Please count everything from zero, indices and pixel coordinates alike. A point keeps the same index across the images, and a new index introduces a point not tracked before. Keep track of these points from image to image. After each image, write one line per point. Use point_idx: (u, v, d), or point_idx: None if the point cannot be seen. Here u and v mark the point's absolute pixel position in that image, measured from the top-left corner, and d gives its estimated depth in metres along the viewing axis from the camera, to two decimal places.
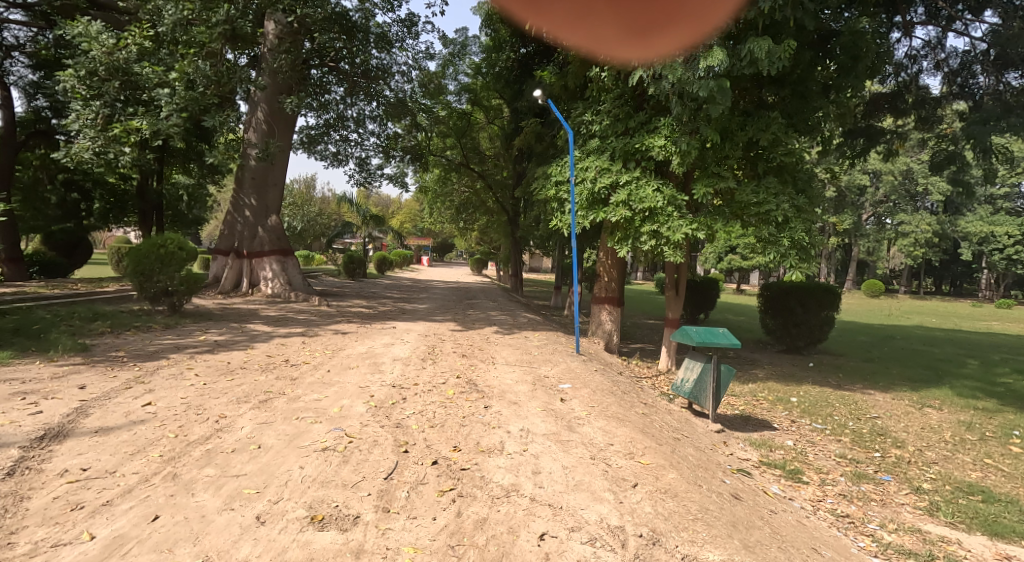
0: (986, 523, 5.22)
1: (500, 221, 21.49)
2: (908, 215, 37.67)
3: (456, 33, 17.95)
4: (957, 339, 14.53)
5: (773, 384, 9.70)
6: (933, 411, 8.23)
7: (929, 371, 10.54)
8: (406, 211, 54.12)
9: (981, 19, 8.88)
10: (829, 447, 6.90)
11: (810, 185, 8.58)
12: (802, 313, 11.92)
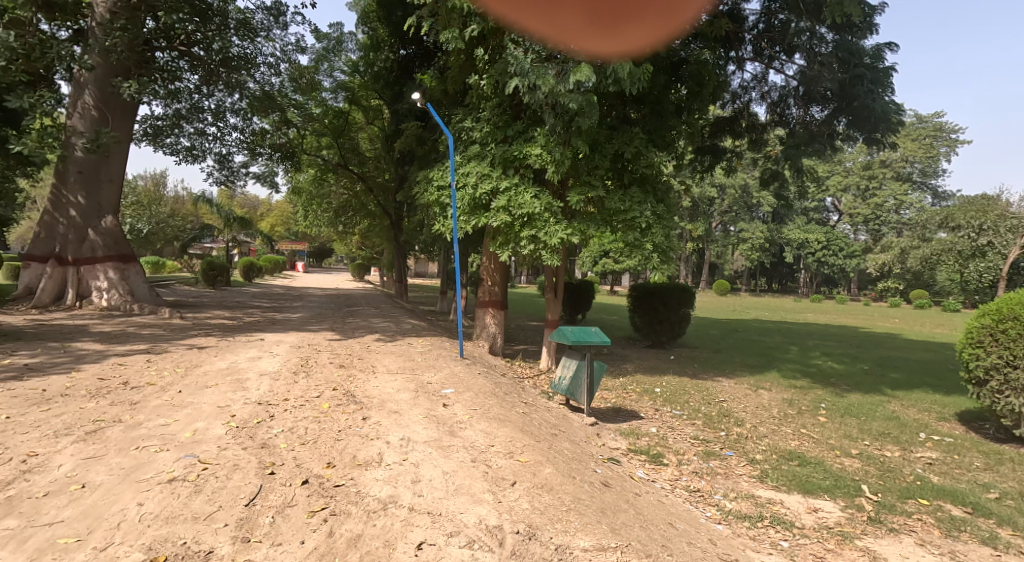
0: (801, 483, 6.03)
1: (382, 225, 21.51)
2: (747, 223, 42.41)
3: (331, 28, 17.81)
4: (784, 329, 16.85)
5: (640, 376, 10.77)
6: (766, 392, 9.57)
7: (763, 357, 12.18)
8: (275, 214, 52.36)
9: (792, 60, 10.40)
10: (685, 430, 7.85)
11: (667, 195, 9.52)
12: (664, 311, 13.16)
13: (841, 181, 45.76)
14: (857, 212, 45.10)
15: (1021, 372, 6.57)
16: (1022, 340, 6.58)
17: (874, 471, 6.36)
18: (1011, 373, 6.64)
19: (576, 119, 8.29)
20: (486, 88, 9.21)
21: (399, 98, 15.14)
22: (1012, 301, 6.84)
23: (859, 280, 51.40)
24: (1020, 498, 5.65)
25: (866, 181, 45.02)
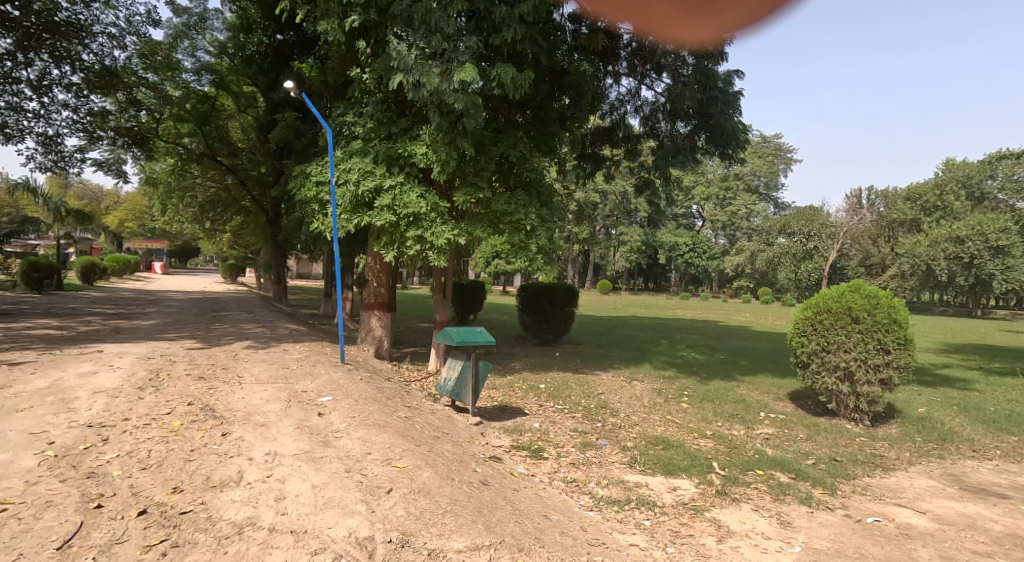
0: (664, 465, 6.71)
1: (257, 222, 20.46)
2: (626, 227, 45.05)
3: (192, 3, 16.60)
4: (657, 324, 18.27)
5: (526, 373, 11.28)
6: (639, 382, 10.39)
7: (637, 351, 13.15)
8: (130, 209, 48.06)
9: (660, 79, 11.34)
10: (566, 424, 8.36)
11: (551, 200, 9.96)
12: (551, 310, 13.71)
13: (705, 191, 49.49)
14: (716, 219, 49.56)
15: (833, 355, 7.72)
16: (833, 329, 7.75)
17: (723, 449, 7.15)
18: (826, 356, 7.79)
19: (461, 121, 8.72)
20: (369, 83, 9.35)
21: (275, 87, 14.74)
22: (825, 296, 8.02)
23: (722, 278, 56.40)
24: (831, 463, 6.60)
25: (724, 192, 49.42)
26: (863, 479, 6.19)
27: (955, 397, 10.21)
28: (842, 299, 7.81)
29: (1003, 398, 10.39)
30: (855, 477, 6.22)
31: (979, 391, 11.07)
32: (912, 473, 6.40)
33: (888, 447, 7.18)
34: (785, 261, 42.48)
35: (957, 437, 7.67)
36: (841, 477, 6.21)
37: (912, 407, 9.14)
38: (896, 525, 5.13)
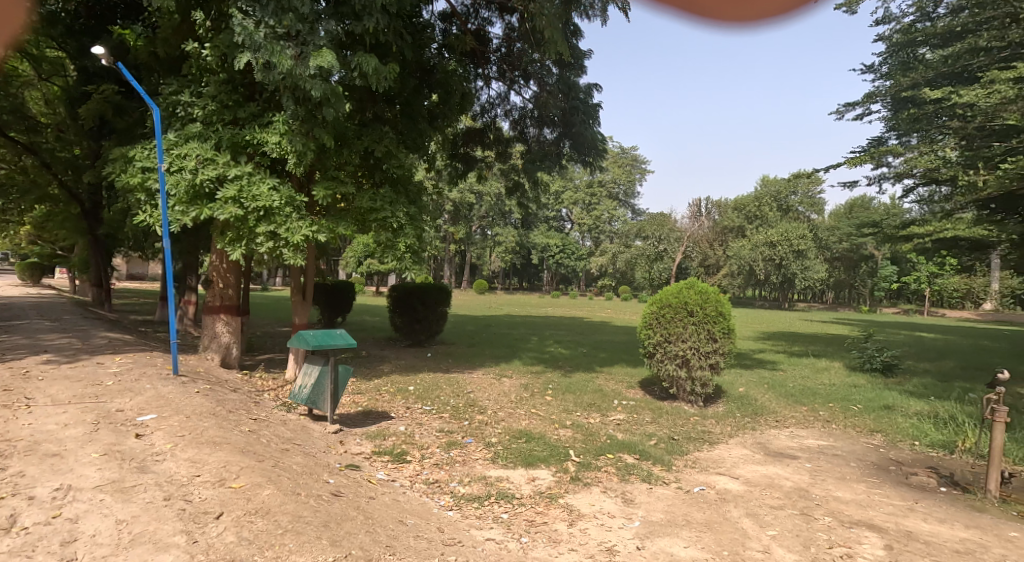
0: (525, 457, 6.94)
1: (66, 215, 17.49)
2: (501, 228, 46.13)
3: None
4: (528, 322, 19.17)
5: (396, 377, 11.19)
6: (508, 378, 10.79)
7: (508, 348, 13.62)
8: None
9: (527, 86, 11.81)
10: (433, 425, 8.38)
11: (419, 197, 10.07)
12: (422, 310, 13.82)
13: (574, 196, 52.37)
14: (581, 222, 52.60)
15: (673, 344, 8.54)
16: (674, 322, 8.58)
17: (579, 437, 7.60)
18: (667, 346, 8.60)
19: (321, 111, 8.60)
20: (212, 61, 8.80)
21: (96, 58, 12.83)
22: (667, 292, 8.79)
23: (589, 278, 59.87)
24: (669, 442, 7.26)
25: (589, 198, 52.30)
26: (693, 454, 6.90)
27: (766, 377, 11.81)
28: (680, 295, 8.64)
29: (801, 376, 12.25)
30: (688, 453, 6.92)
31: (782, 368, 13.14)
32: (731, 444, 7.27)
33: (714, 423, 8.10)
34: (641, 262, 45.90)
35: (765, 411, 8.89)
36: (676, 454, 6.86)
37: (733, 387, 10.42)
38: (717, 492, 5.79)
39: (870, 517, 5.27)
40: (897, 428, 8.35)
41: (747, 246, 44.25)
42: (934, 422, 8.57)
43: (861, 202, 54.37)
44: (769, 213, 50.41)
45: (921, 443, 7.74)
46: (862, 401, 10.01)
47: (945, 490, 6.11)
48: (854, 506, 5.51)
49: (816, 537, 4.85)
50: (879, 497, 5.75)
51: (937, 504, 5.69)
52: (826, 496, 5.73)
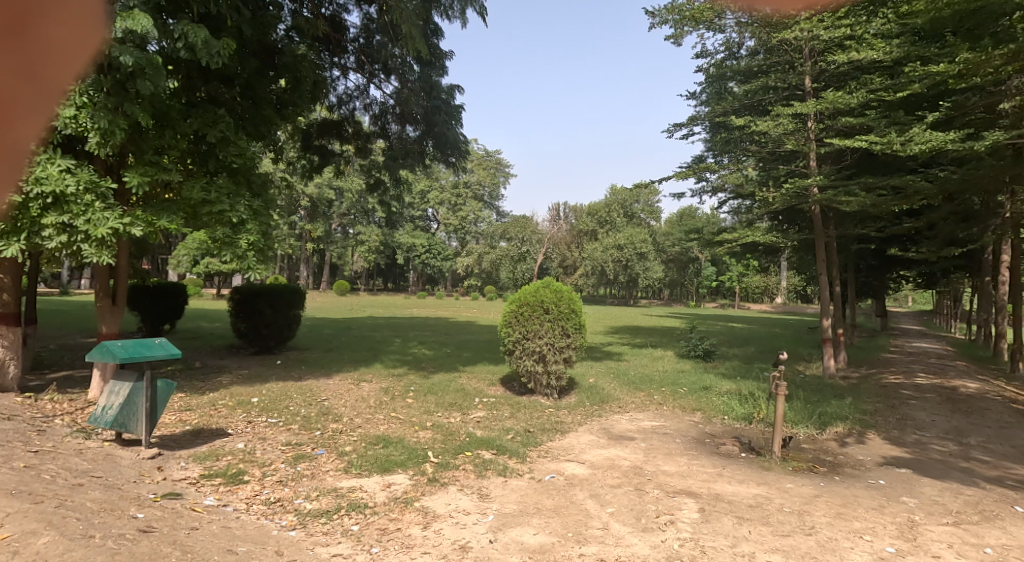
0: (381, 463, 6.55)
1: None
2: (364, 227, 44.50)
3: None
4: (391, 324, 19.07)
5: (236, 388, 9.82)
6: (367, 383, 10.47)
7: (367, 352, 13.29)
8: None
9: (388, 80, 11.86)
10: (278, 438, 7.41)
11: (263, 188, 9.25)
12: (271, 313, 13.03)
13: (439, 196, 52.49)
14: (450, 222, 52.76)
15: (530, 342, 8.97)
16: (529, 320, 8.98)
17: (439, 437, 7.51)
18: (525, 343, 9.01)
19: (132, 82, 7.17)
20: None
21: None
22: (525, 291, 9.21)
23: (454, 280, 60.30)
24: (525, 435, 7.59)
25: (455, 198, 52.61)
26: (546, 444, 7.29)
27: (611, 367, 12.84)
28: (536, 294, 9.11)
29: (640, 365, 13.47)
30: (541, 443, 7.30)
31: (625, 359, 14.26)
32: (579, 432, 7.80)
33: (566, 413, 8.64)
34: (505, 263, 47.53)
35: (610, 398, 9.65)
36: (531, 446, 7.21)
37: (583, 378, 11.15)
38: (565, 477, 6.21)
39: (690, 485, 5.97)
40: (712, 406, 9.48)
41: (599, 249, 47.78)
42: (739, 398, 9.92)
43: (690, 212, 60.53)
44: (615, 218, 54.10)
45: (728, 417, 8.90)
46: (687, 383, 11.25)
47: (745, 455, 7.09)
48: (677, 477, 6.19)
49: (647, 509, 5.38)
50: (696, 467, 6.52)
51: (738, 468, 6.58)
52: (656, 471, 6.38)
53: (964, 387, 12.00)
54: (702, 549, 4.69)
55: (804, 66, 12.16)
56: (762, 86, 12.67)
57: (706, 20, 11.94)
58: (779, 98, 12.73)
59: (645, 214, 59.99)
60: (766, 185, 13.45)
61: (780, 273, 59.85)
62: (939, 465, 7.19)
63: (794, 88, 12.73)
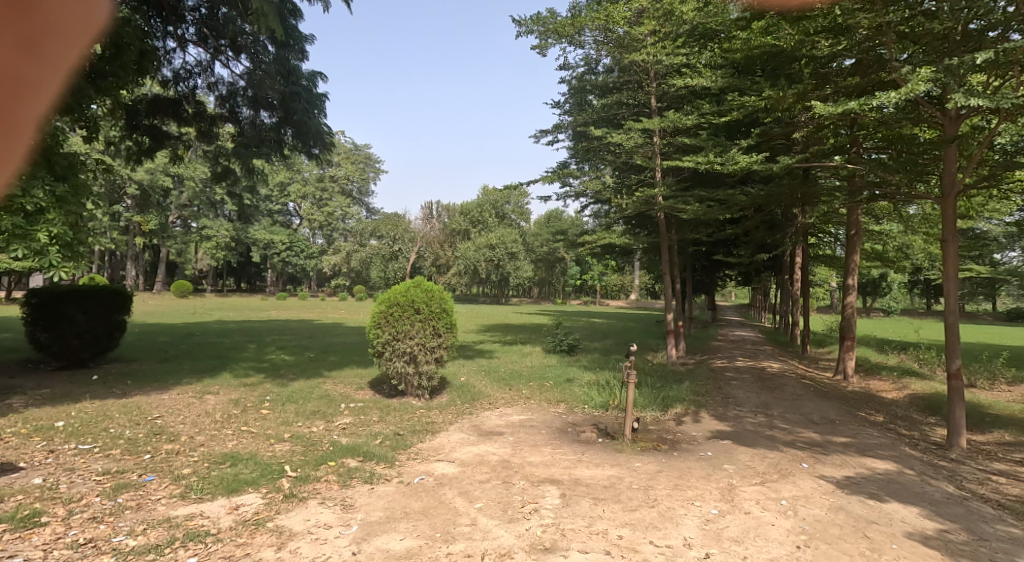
0: (228, 485, 5.91)
1: None
2: (209, 220, 40.98)
3: None
4: (245, 328, 17.88)
5: (35, 410, 8.11)
6: (211, 396, 9.20)
7: (214, 360, 12.19)
8: None
9: (237, 59, 11.30)
10: (91, 467, 6.25)
11: (71, 172, 8.19)
12: (83, 321, 10.75)
13: (301, 189, 49.96)
14: (313, 218, 50.37)
15: (401, 343, 8.94)
16: (399, 320, 8.96)
17: (300, 449, 6.96)
18: (395, 344, 8.96)
19: None
20: None
21: None
22: (395, 291, 9.18)
23: (317, 279, 57.74)
24: (394, 438, 7.41)
25: (320, 192, 50.94)
26: (416, 446, 7.20)
27: (483, 364, 13.13)
28: (407, 293, 9.13)
29: (510, 362, 13.86)
30: (411, 446, 7.18)
31: (498, 358, 14.43)
32: (451, 431, 7.88)
33: (437, 413, 8.68)
34: (375, 261, 46.52)
35: (481, 396, 9.90)
36: (400, 449, 7.04)
37: (457, 377, 11.33)
38: (436, 478, 6.19)
39: (552, 473, 6.33)
40: (575, 396, 10.06)
41: (472, 249, 48.30)
42: (598, 387, 10.66)
43: (555, 214, 62.96)
44: (486, 219, 55.55)
45: (588, 406, 9.51)
46: (553, 377, 11.81)
47: (602, 440, 7.64)
48: (541, 467, 6.52)
49: (513, 500, 5.62)
50: (559, 456, 6.92)
51: (595, 453, 7.08)
52: (522, 463, 6.66)
53: (773, 367, 13.84)
54: (562, 533, 5.02)
55: (650, 87, 13.26)
56: (615, 102, 13.66)
57: (567, 34, 12.65)
58: (631, 113, 13.87)
59: (515, 216, 61.52)
60: (619, 194, 14.35)
61: (633, 274, 64.09)
62: (751, 434, 8.24)
63: (642, 106, 13.86)
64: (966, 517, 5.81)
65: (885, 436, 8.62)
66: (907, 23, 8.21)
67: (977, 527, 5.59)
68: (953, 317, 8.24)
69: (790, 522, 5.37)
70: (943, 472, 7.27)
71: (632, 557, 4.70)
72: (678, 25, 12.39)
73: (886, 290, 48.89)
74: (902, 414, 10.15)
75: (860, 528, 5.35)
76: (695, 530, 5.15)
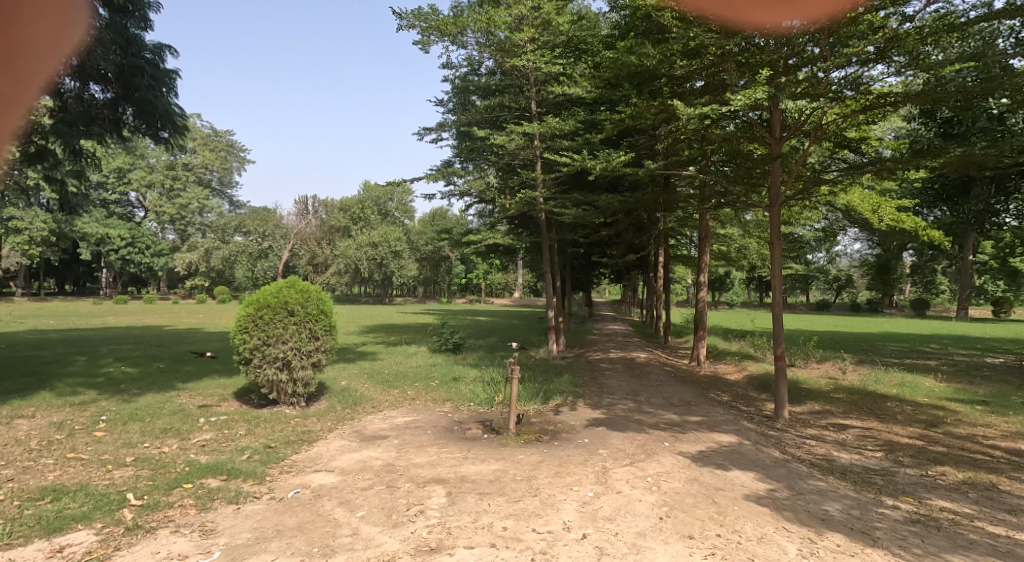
0: (48, 524, 5.18)
1: None
2: (19, 212, 35.09)
3: None
4: (70, 339, 15.93)
5: None
6: (24, 421, 7.97)
7: (33, 377, 10.70)
8: None
9: None
10: None
11: None
12: None
13: (146, 177, 45.60)
14: (163, 210, 46.38)
15: (272, 348, 8.52)
16: (272, 323, 8.59)
17: (146, 473, 6.28)
18: (266, 350, 8.51)
19: None
20: None
21: None
22: (263, 293, 8.77)
23: (168, 279, 53.08)
24: (264, 452, 7.01)
25: (169, 180, 47.00)
26: (290, 458, 6.87)
27: (366, 367, 12.86)
28: (279, 294, 8.78)
29: (395, 362, 13.73)
30: (284, 458, 6.84)
31: (379, 360, 14.16)
32: (330, 439, 7.64)
33: (314, 421, 8.35)
34: (240, 259, 43.79)
35: (363, 399, 9.75)
36: (271, 464, 6.66)
37: (336, 382, 10.99)
38: (312, 491, 5.97)
39: (438, 472, 6.39)
40: (462, 395, 10.17)
41: (353, 247, 47.22)
42: (484, 383, 10.87)
43: (440, 213, 62.73)
44: (368, 215, 55.61)
45: (473, 403, 9.68)
46: (438, 376, 11.86)
47: (488, 436, 7.81)
48: (427, 467, 6.56)
49: (397, 504, 5.61)
50: (445, 455, 7.00)
51: (480, 449, 7.24)
52: (407, 465, 6.66)
53: (640, 356, 14.84)
54: (447, 531, 5.10)
55: (530, 91, 13.68)
56: (497, 104, 13.97)
57: (450, 33, 12.64)
58: (512, 117, 14.16)
59: (399, 213, 60.62)
60: (502, 194, 14.49)
61: (517, 273, 65.59)
62: (621, 419, 8.79)
63: (522, 110, 14.22)
64: (790, 476, 6.61)
65: (729, 413, 9.56)
66: (742, 55, 9.17)
67: (798, 484, 6.39)
68: (777, 306, 9.10)
69: (654, 496, 5.83)
70: (772, 440, 8.21)
71: (516, 547, 4.87)
72: (554, 35, 13.12)
73: (729, 286, 54.44)
74: (742, 393, 11.30)
75: (710, 495, 5.91)
76: (573, 513, 5.43)
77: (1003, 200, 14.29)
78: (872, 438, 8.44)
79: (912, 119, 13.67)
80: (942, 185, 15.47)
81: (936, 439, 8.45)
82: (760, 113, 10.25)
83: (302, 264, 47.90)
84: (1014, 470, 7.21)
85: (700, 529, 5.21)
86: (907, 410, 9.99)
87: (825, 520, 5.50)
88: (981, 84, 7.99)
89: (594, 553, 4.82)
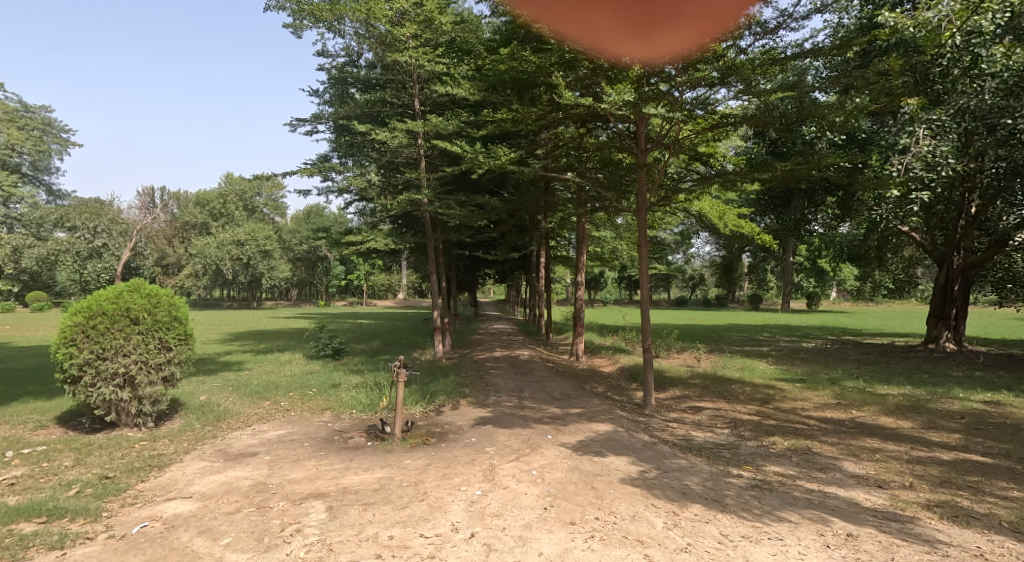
0: None
1: None
2: None
3: None
4: None
5: None
6: None
7: None
8: None
9: None
10: None
11: None
12: None
13: None
14: None
15: (109, 362, 7.78)
16: (109, 334, 7.83)
17: None
18: (100, 365, 7.74)
19: None
20: None
21: None
22: (98, 298, 7.95)
23: None
24: (100, 484, 6.32)
25: None
26: (135, 488, 6.28)
27: (230, 379, 12.05)
28: (119, 299, 8.02)
29: (264, 372, 13.02)
30: (126, 489, 6.22)
31: (246, 370, 13.35)
32: (186, 462, 7.10)
33: (165, 444, 7.70)
34: (63, 258, 37.30)
35: (227, 415, 9.17)
36: (108, 497, 6.01)
37: (193, 397, 10.24)
38: (162, 523, 5.48)
39: (316, 487, 6.18)
40: (341, 402, 9.92)
41: (214, 246, 43.96)
42: (365, 390, 10.62)
43: (315, 210, 60.70)
44: (230, 210, 51.92)
45: (356, 410, 9.45)
46: (314, 384, 11.44)
47: (370, 443, 7.66)
48: (304, 483, 6.31)
49: (269, 526, 5.34)
50: (323, 468, 6.78)
51: (363, 457, 7.08)
52: (281, 482, 6.36)
53: (520, 354, 15.17)
54: (329, 548, 4.95)
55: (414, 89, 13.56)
56: (379, 99, 13.61)
57: (325, 19, 12.12)
58: (395, 112, 13.97)
59: (270, 210, 57.71)
60: (385, 192, 14.05)
61: (399, 275, 64.90)
62: (507, 416, 8.98)
63: (405, 107, 14.08)
64: (656, 457, 7.10)
65: (604, 403, 10.10)
66: (611, 70, 9.83)
67: (664, 463, 6.88)
68: (645, 303, 9.47)
69: (538, 488, 6.02)
70: (640, 425, 8.76)
71: (402, 555, 4.84)
72: (437, 34, 13.10)
73: (603, 284, 57.30)
74: (615, 384, 11.95)
75: (589, 481, 6.21)
76: (461, 513, 5.49)
77: (813, 210, 16.75)
78: (721, 417, 9.26)
79: (749, 138, 15.29)
80: (770, 197, 17.76)
81: (769, 414, 9.45)
82: (628, 126, 11.01)
83: (147, 266, 44.49)
84: (826, 435, 8.26)
85: (580, 514, 5.46)
86: (747, 390, 11.07)
87: (685, 494, 5.96)
88: (797, 110, 9.16)
89: (482, 550, 4.90)
